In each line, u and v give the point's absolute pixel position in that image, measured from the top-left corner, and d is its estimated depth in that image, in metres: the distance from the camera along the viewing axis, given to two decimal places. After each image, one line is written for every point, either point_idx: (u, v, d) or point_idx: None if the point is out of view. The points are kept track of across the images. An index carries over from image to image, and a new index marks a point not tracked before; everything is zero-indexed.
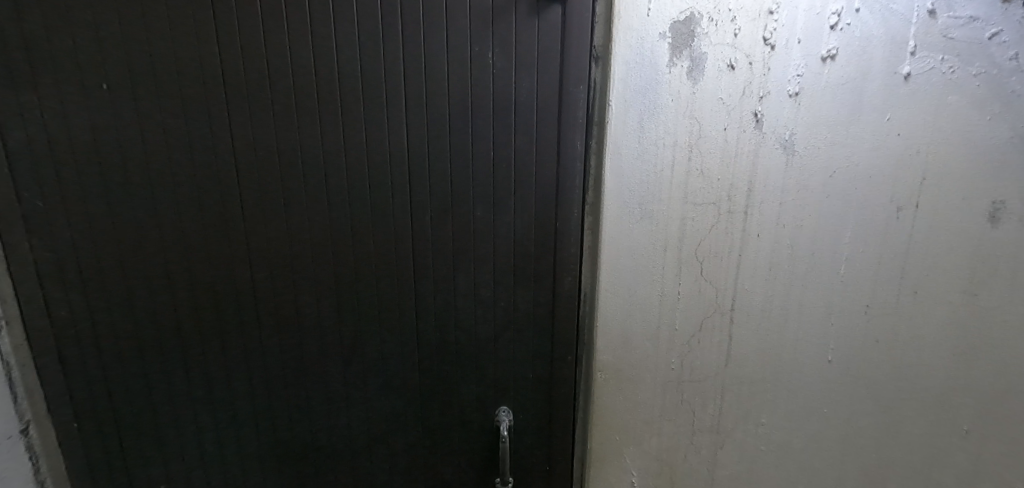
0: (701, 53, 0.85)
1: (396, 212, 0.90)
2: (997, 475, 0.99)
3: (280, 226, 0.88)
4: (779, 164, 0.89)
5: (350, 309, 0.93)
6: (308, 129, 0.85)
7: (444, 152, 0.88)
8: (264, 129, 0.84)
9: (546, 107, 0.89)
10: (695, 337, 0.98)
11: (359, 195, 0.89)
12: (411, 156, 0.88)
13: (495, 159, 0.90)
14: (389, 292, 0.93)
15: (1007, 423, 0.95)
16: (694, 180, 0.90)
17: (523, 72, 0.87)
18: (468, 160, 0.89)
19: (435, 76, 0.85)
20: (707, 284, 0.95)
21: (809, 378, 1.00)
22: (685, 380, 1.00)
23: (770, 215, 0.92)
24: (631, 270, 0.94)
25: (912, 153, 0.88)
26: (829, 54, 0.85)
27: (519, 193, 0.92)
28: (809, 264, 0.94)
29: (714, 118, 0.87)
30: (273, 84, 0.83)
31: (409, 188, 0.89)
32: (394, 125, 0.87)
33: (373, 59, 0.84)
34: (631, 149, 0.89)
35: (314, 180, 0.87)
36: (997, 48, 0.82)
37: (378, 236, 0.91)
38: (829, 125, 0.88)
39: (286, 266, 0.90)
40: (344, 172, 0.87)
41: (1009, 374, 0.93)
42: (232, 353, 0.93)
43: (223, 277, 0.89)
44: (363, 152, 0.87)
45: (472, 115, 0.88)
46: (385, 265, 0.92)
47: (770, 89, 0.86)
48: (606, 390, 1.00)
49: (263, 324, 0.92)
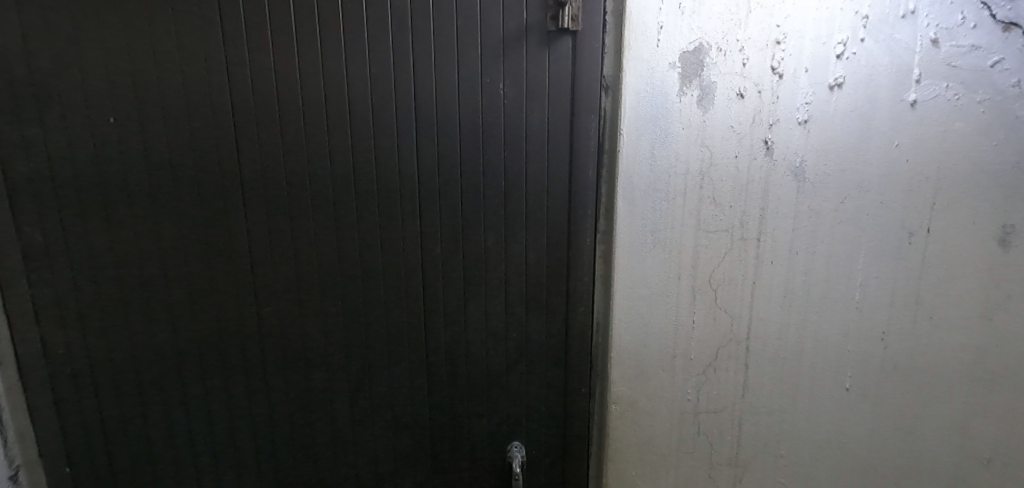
0: (711, 82, 0.85)
1: (406, 243, 0.89)
2: None
3: (287, 258, 0.87)
4: (791, 191, 0.89)
5: (359, 343, 0.91)
6: (318, 160, 0.84)
7: (455, 182, 0.88)
8: (273, 161, 0.83)
9: (557, 136, 0.89)
10: (711, 367, 0.96)
11: (368, 226, 0.87)
12: (422, 186, 0.87)
13: (506, 188, 0.89)
14: (398, 325, 0.91)
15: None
16: (707, 207, 0.90)
17: (534, 102, 0.87)
18: (479, 189, 0.88)
19: (447, 106, 0.85)
20: (722, 312, 0.94)
21: (828, 407, 0.98)
22: (701, 412, 0.97)
23: (783, 242, 0.91)
24: (644, 299, 0.93)
25: (922, 179, 0.88)
26: (837, 82, 0.86)
27: (531, 222, 0.91)
28: (824, 291, 0.93)
29: (725, 146, 0.87)
30: (283, 116, 0.83)
31: (419, 218, 0.88)
32: (405, 156, 0.86)
33: (384, 90, 0.84)
34: (643, 178, 0.89)
35: (324, 211, 0.86)
36: (999, 75, 0.82)
37: (387, 268, 0.89)
38: (839, 152, 0.88)
39: (294, 299, 0.88)
40: (354, 203, 0.86)
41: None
42: (235, 391, 0.90)
43: (228, 311, 0.87)
44: (373, 182, 0.86)
45: (484, 145, 0.87)
46: (395, 298, 0.90)
47: (780, 117, 0.87)
48: (622, 423, 0.97)
49: (268, 359, 0.89)
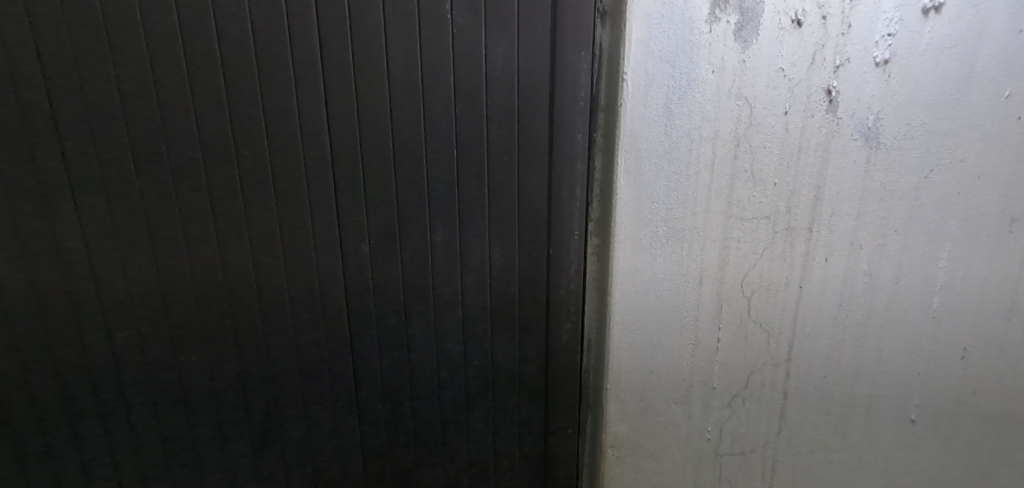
0: (756, 3, 0.59)
1: (319, 240, 0.62)
2: None
3: (145, 269, 0.58)
4: (858, 162, 0.64)
5: (259, 380, 0.65)
6: (179, 123, 0.55)
7: (387, 151, 0.61)
8: (101, 124, 0.53)
9: (534, 86, 0.63)
10: (740, 398, 0.72)
11: (261, 219, 0.60)
12: (341, 158, 0.60)
13: (460, 161, 0.63)
14: (315, 354, 0.66)
15: None
16: (741, 185, 0.64)
17: (502, 36, 0.61)
18: (423, 163, 0.62)
19: (370, 40, 0.58)
20: (756, 326, 0.70)
21: (887, 444, 0.75)
22: (724, 454, 0.74)
23: (842, 233, 0.66)
24: (653, 311, 0.69)
25: None
26: (935, 3, 0.59)
27: (498, 208, 0.66)
28: (891, 297, 0.69)
29: (771, 98, 0.61)
30: (117, 47, 0.52)
31: (334, 204, 0.61)
32: (308, 114, 0.58)
33: (274, 12, 0.55)
34: (655, 144, 0.63)
35: (193, 198, 0.58)
36: None
37: (294, 277, 0.63)
38: (927, 107, 0.62)
39: (162, 328, 0.60)
40: (240, 185, 0.58)
41: None
42: (82, 463, 0.62)
43: (55, 355, 0.58)
44: (263, 153, 0.58)
45: (428, 97, 0.61)
46: (307, 317, 0.64)
47: (850, 55, 0.60)
48: (622, 470, 0.74)
49: (137, 415, 0.62)
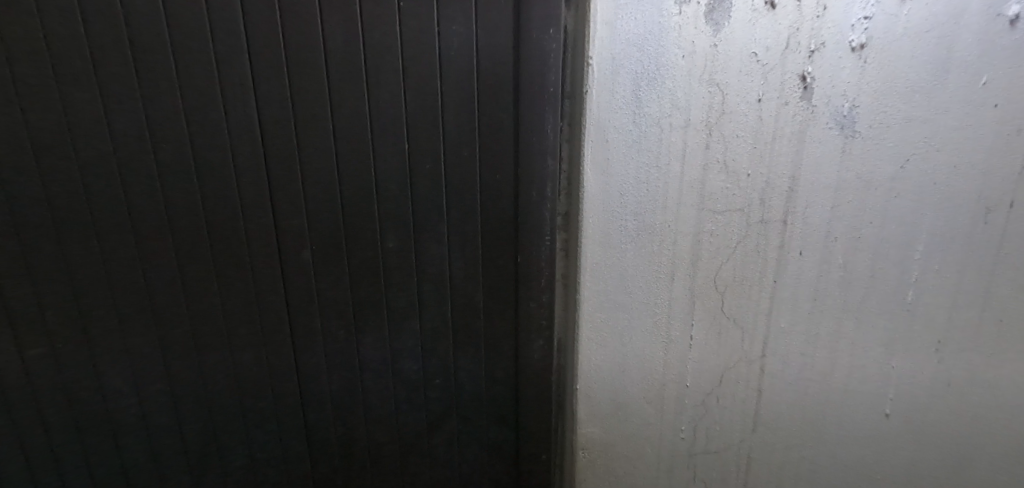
0: None
1: (253, 241, 0.58)
2: None
3: (58, 275, 0.53)
4: (833, 152, 0.61)
5: (195, 392, 0.61)
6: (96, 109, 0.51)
7: (340, 145, 0.58)
8: (5, 110, 0.48)
9: (497, 72, 0.60)
10: (714, 396, 0.70)
11: (187, 222, 0.56)
12: (284, 148, 0.57)
13: (418, 157, 0.61)
14: (255, 363, 0.62)
15: None
16: (713, 177, 0.61)
17: (463, 19, 0.58)
18: (378, 160, 0.60)
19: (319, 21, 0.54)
20: (730, 323, 0.67)
21: (863, 438, 0.74)
22: (699, 453, 0.72)
23: (817, 226, 0.64)
24: (624, 308, 0.66)
25: (1014, 131, 0.62)
26: None
27: (458, 208, 0.64)
28: (866, 291, 0.68)
29: (744, 85, 0.59)
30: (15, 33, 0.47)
31: (271, 205, 0.58)
32: (239, 109, 0.54)
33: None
34: (622, 133, 0.60)
35: (109, 198, 0.53)
36: None
37: (229, 282, 0.59)
38: (904, 94, 0.60)
39: (82, 338, 0.55)
40: (169, 177, 0.54)
41: None
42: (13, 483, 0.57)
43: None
44: (186, 152, 0.54)
45: (380, 86, 0.58)
46: (256, 318, 0.61)
47: (825, 40, 0.58)
48: (594, 473, 0.72)
49: (78, 428, 0.57)
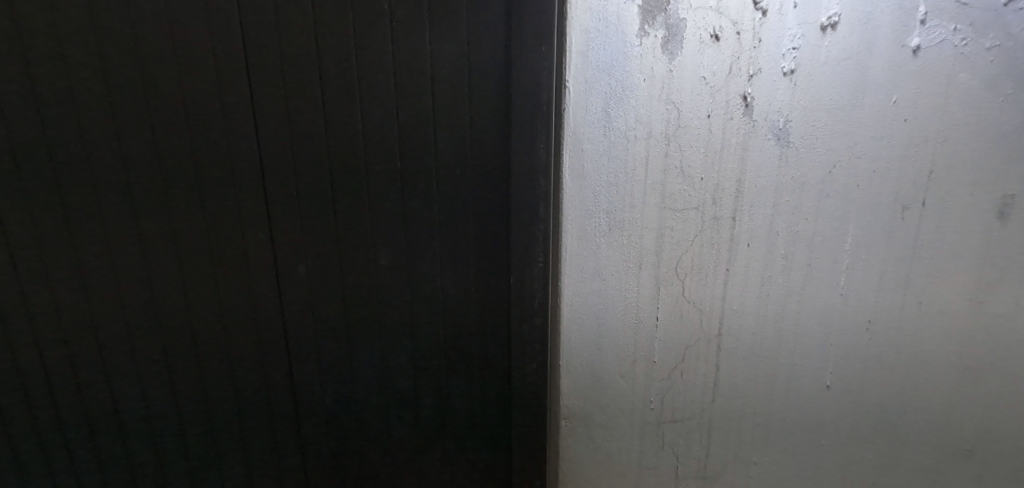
0: (680, 20, 0.67)
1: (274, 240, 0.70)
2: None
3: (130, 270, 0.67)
4: (771, 159, 0.73)
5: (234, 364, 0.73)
6: (139, 136, 0.63)
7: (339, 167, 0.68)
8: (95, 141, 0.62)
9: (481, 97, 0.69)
10: (678, 370, 0.81)
11: (224, 226, 0.68)
12: (291, 169, 0.67)
13: (409, 175, 0.70)
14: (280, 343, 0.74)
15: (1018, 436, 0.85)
16: (672, 180, 0.73)
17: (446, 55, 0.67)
18: (376, 177, 0.69)
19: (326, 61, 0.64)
20: (691, 306, 0.78)
21: (808, 408, 0.86)
22: (667, 422, 0.83)
23: (761, 221, 0.76)
24: (600, 294, 0.77)
25: (920, 141, 0.75)
26: (830, 21, 0.69)
27: (446, 219, 0.73)
28: (804, 277, 0.79)
29: (696, 103, 0.70)
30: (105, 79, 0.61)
31: (289, 210, 0.69)
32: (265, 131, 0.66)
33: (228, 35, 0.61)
34: (596, 143, 0.71)
35: (166, 207, 0.66)
36: (1014, 15, 0.70)
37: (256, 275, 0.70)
38: (828, 110, 0.72)
39: (147, 319, 0.69)
40: (190, 192, 0.65)
41: (1006, 384, 0.84)
42: (93, 428, 0.70)
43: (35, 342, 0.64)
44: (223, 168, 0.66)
45: (382, 109, 0.67)
46: (266, 310, 0.72)
47: (762, 66, 0.69)
48: (574, 438, 0.83)
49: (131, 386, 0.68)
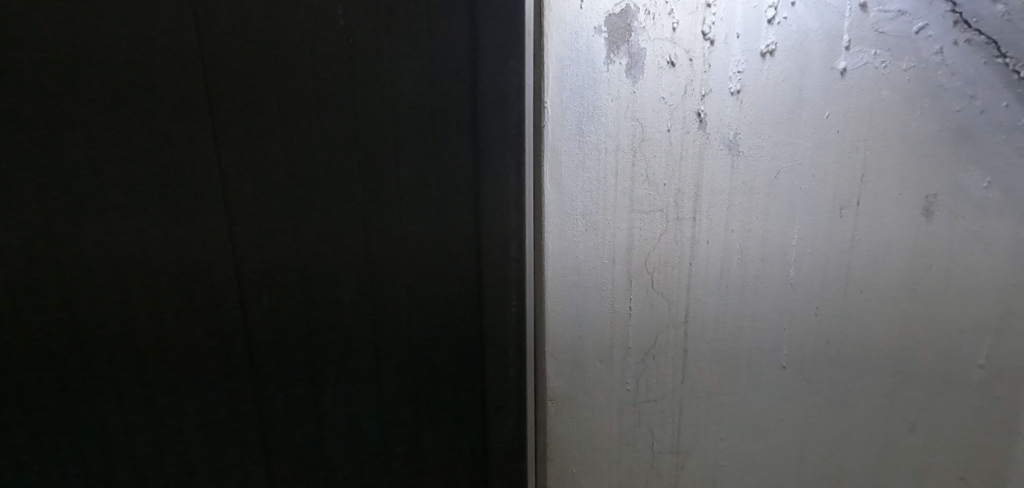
0: (640, 49, 0.79)
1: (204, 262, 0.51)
2: (931, 455, 1.03)
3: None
4: (724, 167, 0.84)
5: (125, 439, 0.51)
6: (25, 154, 0.44)
7: (275, 204, 0.52)
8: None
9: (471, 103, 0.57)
10: (650, 354, 0.91)
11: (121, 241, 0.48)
12: (219, 206, 0.51)
13: (376, 207, 0.56)
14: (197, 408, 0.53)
15: (946, 397, 1.01)
16: (639, 186, 0.83)
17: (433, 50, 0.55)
18: (333, 208, 0.54)
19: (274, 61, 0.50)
20: (659, 296, 0.89)
21: (766, 386, 0.96)
22: (642, 402, 0.93)
23: (718, 221, 0.87)
24: (578, 287, 0.87)
25: (852, 149, 0.87)
26: (769, 49, 0.81)
27: (423, 257, 0.59)
28: (757, 270, 0.90)
29: (657, 119, 0.81)
30: None
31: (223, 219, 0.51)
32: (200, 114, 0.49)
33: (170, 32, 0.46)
34: (571, 156, 0.82)
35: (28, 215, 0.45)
36: (924, 41, 0.84)
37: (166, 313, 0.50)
38: (771, 124, 0.84)
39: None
40: (89, 229, 0.46)
41: (942, 354, 0.98)
42: None
43: None
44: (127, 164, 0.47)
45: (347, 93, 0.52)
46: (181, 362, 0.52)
47: (712, 87, 0.81)
48: (560, 419, 0.92)
49: (58, 448, 0.49)
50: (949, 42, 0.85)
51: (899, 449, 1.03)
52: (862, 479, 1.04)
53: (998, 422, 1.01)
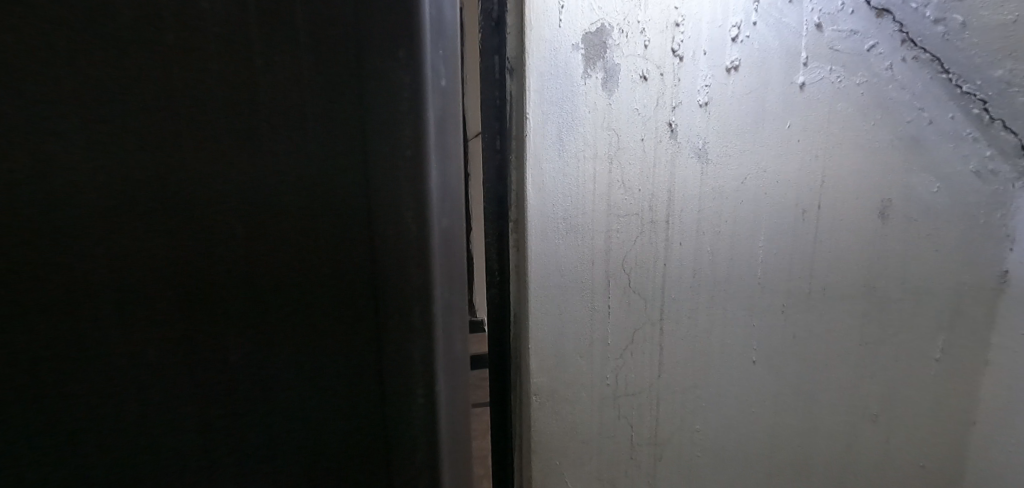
0: (615, 65, 0.84)
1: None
2: (891, 442, 1.11)
3: None
4: (694, 173, 0.91)
5: None
6: None
7: (111, 286, 0.35)
8: None
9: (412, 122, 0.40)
10: (628, 350, 0.96)
11: None
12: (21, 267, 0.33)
13: (278, 280, 0.38)
14: None
15: (905, 389, 1.08)
16: (616, 192, 0.89)
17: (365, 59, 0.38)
18: (213, 261, 0.37)
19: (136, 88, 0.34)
20: (635, 295, 0.94)
21: (738, 379, 1.02)
22: (621, 395, 0.98)
23: (689, 223, 0.93)
24: (560, 287, 0.91)
25: (812, 156, 0.94)
26: (733, 65, 0.88)
27: (359, 367, 0.41)
28: (727, 269, 0.97)
29: (632, 130, 0.87)
30: None
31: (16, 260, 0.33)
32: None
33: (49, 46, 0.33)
34: (552, 163, 0.86)
35: None
36: (875, 58, 0.92)
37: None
38: (737, 133, 0.91)
39: None
40: None
41: (902, 348, 1.06)
42: None
43: None
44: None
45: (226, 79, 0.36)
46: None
47: (682, 100, 0.87)
48: (544, 414, 0.96)
49: None
50: (898, 59, 0.92)
51: (863, 437, 1.10)
52: (828, 466, 1.11)
53: (954, 404, 1.09)
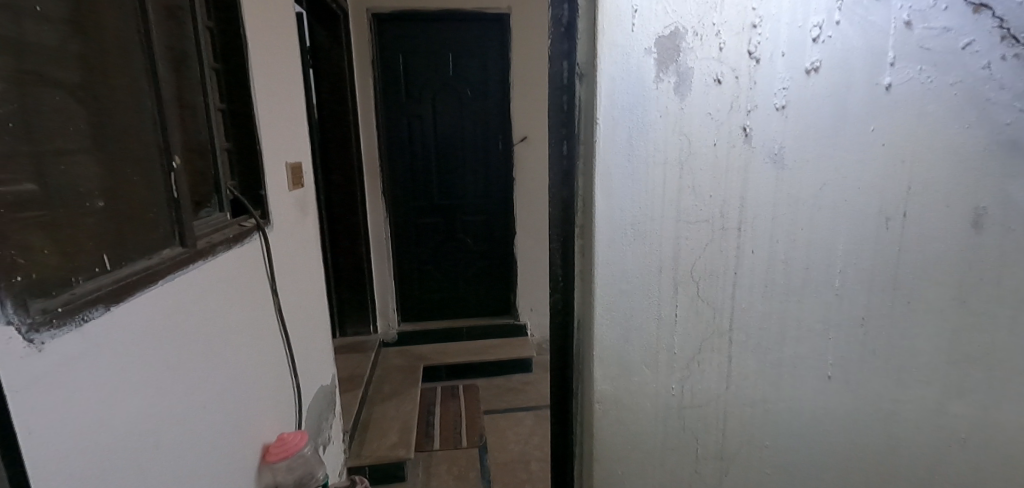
0: (688, 68, 0.82)
1: None
2: (981, 470, 1.03)
3: None
4: (769, 179, 0.88)
5: None
6: None
7: None
8: None
9: None
10: (695, 360, 0.94)
11: None
12: None
13: None
14: None
15: (999, 413, 1.00)
16: (686, 198, 0.87)
17: None
18: None
19: None
20: (704, 304, 0.92)
21: (811, 394, 0.98)
22: (687, 406, 0.96)
23: (763, 231, 0.90)
24: (627, 294, 0.89)
25: (898, 161, 0.89)
26: (813, 66, 0.84)
27: None
28: (804, 279, 0.92)
29: (703, 134, 0.85)
30: None
31: None
32: None
33: None
34: (622, 168, 0.84)
35: None
36: (971, 56, 0.86)
37: None
38: (816, 137, 0.87)
39: None
40: None
41: (998, 368, 0.98)
42: None
43: None
44: None
45: None
46: None
47: (758, 104, 0.84)
48: (606, 422, 0.94)
49: None
50: (997, 57, 0.86)
51: (948, 463, 1.03)
52: None
53: None
